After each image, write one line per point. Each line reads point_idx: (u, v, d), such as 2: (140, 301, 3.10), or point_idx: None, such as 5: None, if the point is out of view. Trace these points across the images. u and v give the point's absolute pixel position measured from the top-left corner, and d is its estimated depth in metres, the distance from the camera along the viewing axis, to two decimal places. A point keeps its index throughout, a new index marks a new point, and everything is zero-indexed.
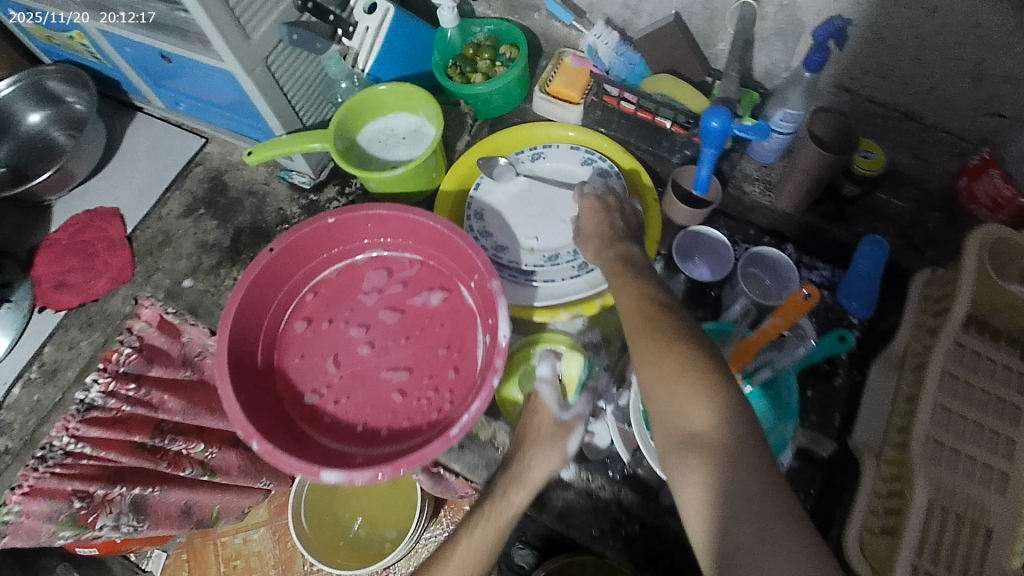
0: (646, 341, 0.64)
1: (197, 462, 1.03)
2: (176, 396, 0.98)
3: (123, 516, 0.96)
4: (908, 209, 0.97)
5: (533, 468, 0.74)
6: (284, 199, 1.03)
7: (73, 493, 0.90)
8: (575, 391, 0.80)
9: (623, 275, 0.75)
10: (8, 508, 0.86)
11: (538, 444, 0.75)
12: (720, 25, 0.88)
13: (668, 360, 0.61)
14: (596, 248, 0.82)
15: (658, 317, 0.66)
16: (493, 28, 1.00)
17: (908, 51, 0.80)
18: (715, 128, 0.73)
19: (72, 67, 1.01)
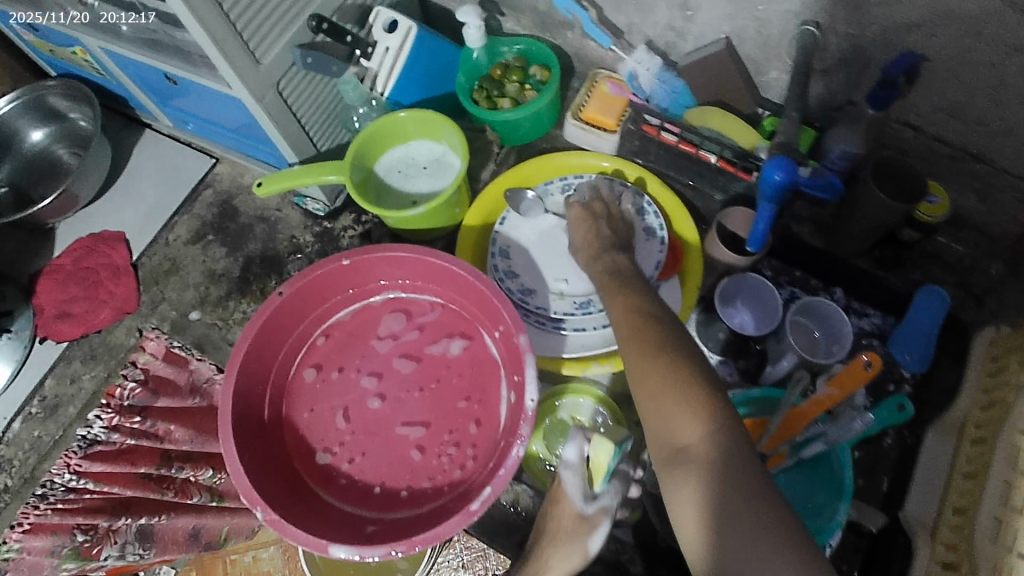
0: (634, 355, 0.63)
1: (206, 488, 0.91)
2: (184, 425, 0.90)
3: (129, 546, 0.85)
4: (969, 254, 0.88)
5: (551, 565, 0.70)
6: (297, 227, 0.98)
7: (76, 526, 0.82)
8: (601, 480, 0.70)
9: (615, 283, 0.74)
10: (8, 546, 0.82)
11: (557, 540, 0.70)
12: (775, 53, 0.80)
13: (653, 375, 0.60)
14: (586, 258, 0.80)
15: (646, 329, 0.65)
16: (522, 48, 0.93)
17: (984, 89, 0.71)
18: (777, 181, 0.67)
19: (74, 83, 0.95)
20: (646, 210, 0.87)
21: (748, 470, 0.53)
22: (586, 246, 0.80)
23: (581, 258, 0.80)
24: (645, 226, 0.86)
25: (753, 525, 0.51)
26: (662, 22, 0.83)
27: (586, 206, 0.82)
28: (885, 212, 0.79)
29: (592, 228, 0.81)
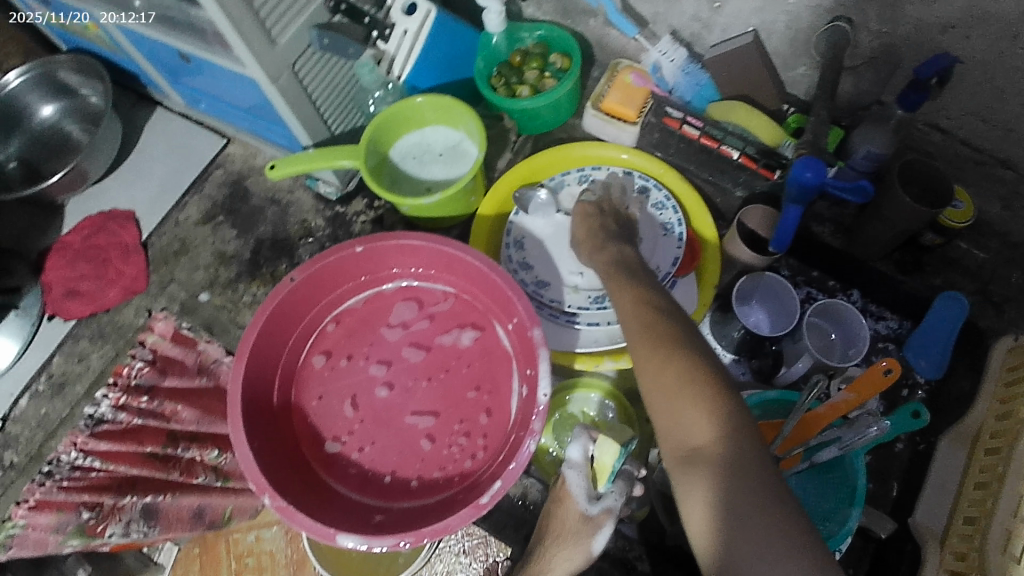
0: (644, 348, 0.61)
1: (211, 468, 0.90)
2: (190, 405, 0.90)
3: (133, 524, 0.84)
4: (990, 261, 0.87)
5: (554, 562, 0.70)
6: (308, 210, 0.96)
7: (82, 503, 0.83)
8: (604, 481, 0.69)
9: (619, 273, 0.72)
10: (14, 523, 0.82)
11: (561, 539, 0.70)
12: (803, 49, 0.78)
13: (665, 369, 0.58)
14: (588, 252, 0.77)
15: (657, 322, 0.63)
16: (543, 34, 0.91)
17: (1017, 95, 0.69)
18: (809, 179, 0.65)
19: (86, 59, 0.94)
20: (665, 205, 0.85)
21: (763, 469, 0.52)
22: (588, 240, 0.78)
23: (584, 254, 0.78)
24: (663, 221, 0.84)
25: (768, 526, 0.50)
26: (689, 13, 0.81)
27: (591, 203, 0.81)
28: (912, 216, 0.77)
29: (595, 225, 0.79)
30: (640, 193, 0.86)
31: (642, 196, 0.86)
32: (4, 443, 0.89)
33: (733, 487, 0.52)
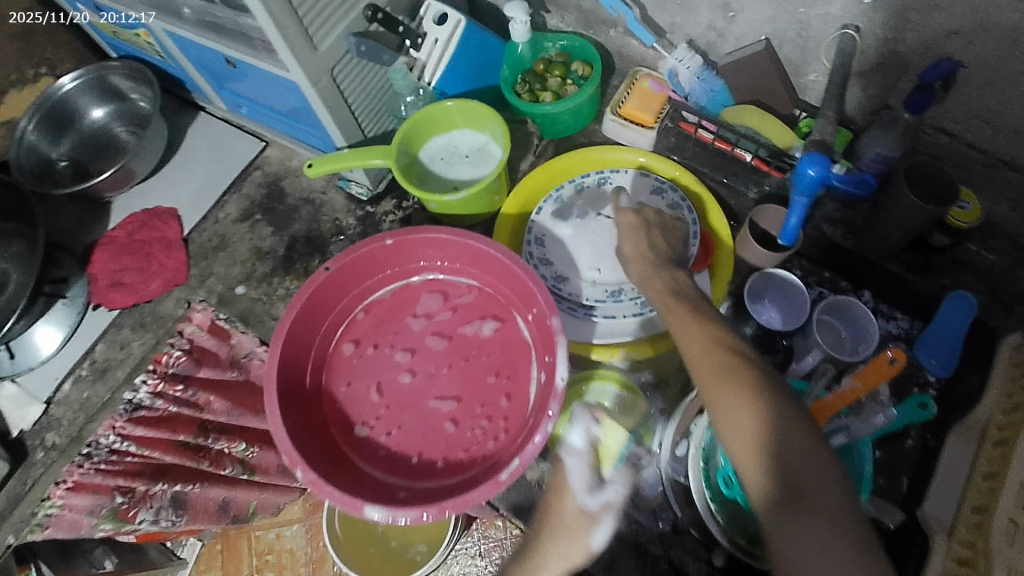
0: (724, 390, 0.60)
1: (237, 461, 1.00)
2: (222, 397, 0.96)
3: (162, 511, 0.95)
4: (1001, 263, 0.87)
5: (553, 551, 0.66)
6: (340, 210, 1.01)
7: (117, 488, 0.88)
8: (609, 465, 0.71)
9: (681, 305, 0.70)
10: (52, 502, 0.86)
11: (558, 530, 0.67)
12: (813, 55, 0.82)
13: (725, 404, 0.59)
14: (643, 270, 0.77)
15: (735, 362, 0.61)
16: (566, 43, 0.96)
17: (1021, 98, 0.73)
18: (811, 176, 0.68)
19: (138, 65, 1.01)
20: (680, 205, 0.89)
21: (839, 521, 0.52)
22: (638, 254, 0.79)
23: (636, 267, 0.78)
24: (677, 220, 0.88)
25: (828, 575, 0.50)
26: (704, 22, 0.86)
27: (640, 216, 0.82)
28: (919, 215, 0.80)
29: (647, 240, 0.79)
30: (655, 194, 0.90)
31: (659, 197, 0.90)
32: (47, 425, 0.94)
33: (800, 540, 0.52)
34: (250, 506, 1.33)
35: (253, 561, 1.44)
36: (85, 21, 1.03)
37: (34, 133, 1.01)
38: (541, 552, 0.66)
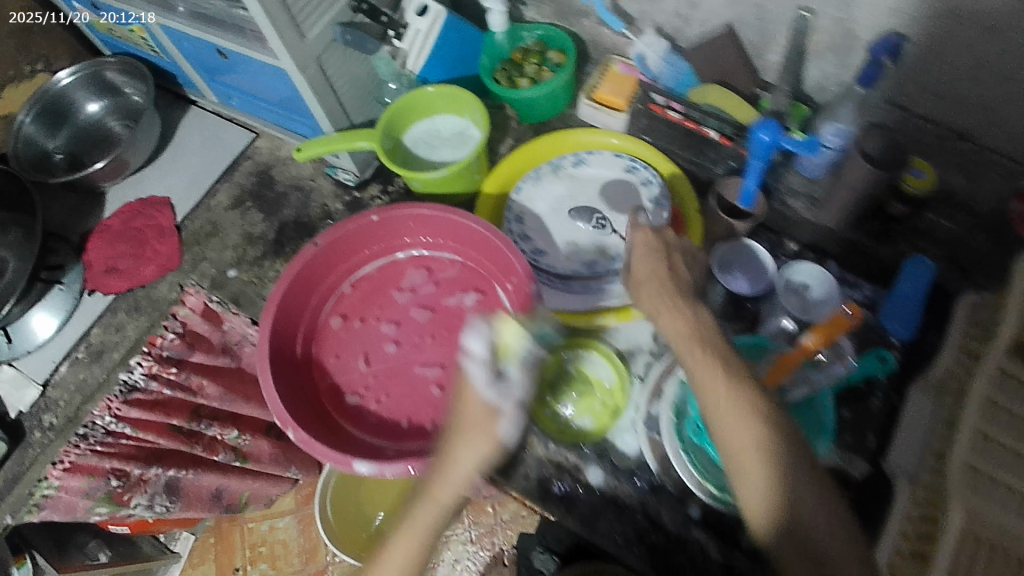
0: (759, 473, 0.62)
1: (230, 448, 1.11)
2: (214, 382, 1.03)
3: (157, 496, 1.05)
4: (957, 233, 0.90)
5: (462, 446, 0.65)
6: (328, 196, 1.05)
7: (110, 471, 0.98)
8: (509, 362, 0.69)
9: (709, 357, 0.69)
10: (49, 483, 0.92)
11: (464, 426, 0.65)
12: (772, 37, 0.87)
13: (743, 478, 0.63)
14: (667, 308, 0.73)
15: (770, 441, 0.63)
16: (542, 33, 1.01)
17: (964, 68, 0.78)
18: (764, 141, 0.74)
19: (130, 60, 1.05)
20: (651, 182, 0.95)
21: None
22: (658, 291, 0.75)
23: (656, 301, 0.75)
24: (649, 196, 0.94)
25: None
26: (671, 9, 0.92)
27: (655, 242, 0.79)
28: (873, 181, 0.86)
29: (666, 278, 0.76)
30: (629, 172, 0.96)
31: (632, 176, 0.96)
32: (44, 407, 0.96)
33: None
34: (242, 495, 1.32)
35: (246, 553, 1.45)
36: (81, 20, 1.07)
37: (31, 126, 1.05)
38: (450, 447, 0.65)
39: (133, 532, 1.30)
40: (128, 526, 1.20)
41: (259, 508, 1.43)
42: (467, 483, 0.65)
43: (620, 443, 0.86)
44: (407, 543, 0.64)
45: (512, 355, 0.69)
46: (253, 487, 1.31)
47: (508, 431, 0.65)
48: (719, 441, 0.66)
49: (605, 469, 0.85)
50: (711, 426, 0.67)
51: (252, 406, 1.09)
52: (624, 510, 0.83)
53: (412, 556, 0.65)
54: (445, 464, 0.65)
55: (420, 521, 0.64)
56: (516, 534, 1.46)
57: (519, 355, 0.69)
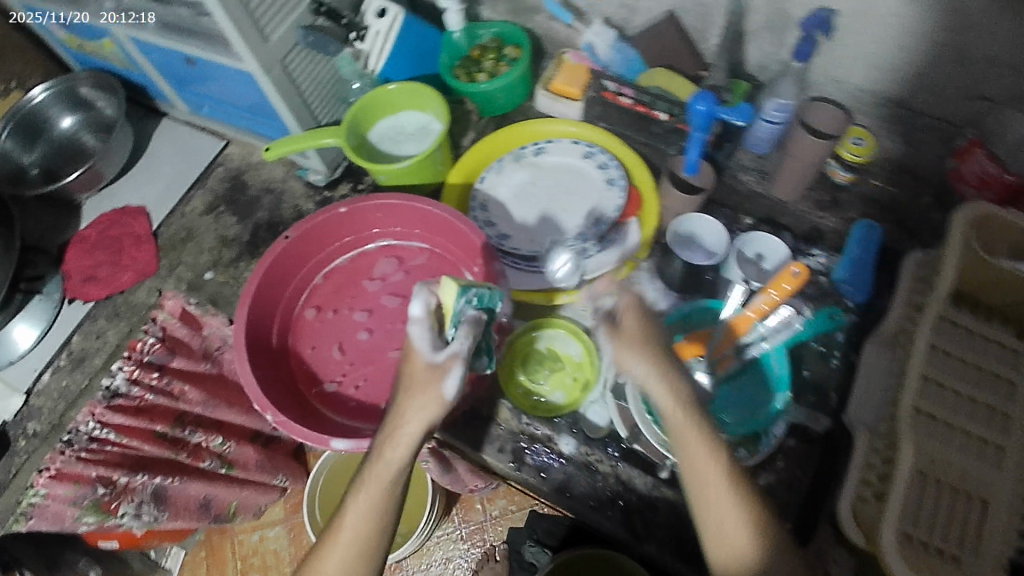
0: (743, 548, 0.64)
1: (216, 455, 1.08)
2: (196, 386, 1.02)
3: (144, 506, 1.01)
4: (903, 195, 0.98)
5: (409, 407, 0.66)
6: (300, 197, 1.09)
7: (97, 479, 0.93)
8: (451, 323, 0.69)
9: (699, 424, 0.67)
10: (36, 491, 0.90)
11: (411, 387, 0.67)
12: (712, 21, 0.92)
13: (722, 541, 0.65)
14: (655, 366, 0.69)
15: (756, 516, 0.65)
16: (498, 30, 1.05)
17: (893, 37, 0.82)
18: (701, 111, 0.77)
19: (102, 74, 1.10)
20: (608, 165, 0.99)
21: None
22: (643, 352, 0.70)
23: (640, 364, 0.69)
24: (606, 177, 0.98)
25: None
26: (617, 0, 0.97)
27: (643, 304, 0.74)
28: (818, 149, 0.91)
29: (653, 333, 0.71)
30: (587, 157, 1.00)
31: (590, 161, 1.00)
32: (27, 415, 0.97)
33: None
34: (231, 504, 1.27)
35: (238, 564, 1.45)
36: (53, 36, 1.12)
37: (8, 141, 1.10)
38: (399, 411, 0.67)
39: (121, 549, 1.28)
40: (115, 539, 1.20)
41: (249, 519, 1.42)
42: (416, 443, 0.66)
43: (588, 413, 0.89)
44: (367, 510, 0.66)
45: (454, 316, 0.69)
46: (242, 496, 1.28)
47: (451, 386, 0.66)
48: (702, 509, 0.66)
49: (577, 438, 0.88)
50: (694, 493, 0.67)
51: (236, 413, 1.09)
52: (598, 475, 0.86)
53: (373, 521, 0.66)
54: (395, 429, 0.66)
55: (376, 485, 0.65)
56: (506, 529, 1.47)
57: (462, 317, 0.69)
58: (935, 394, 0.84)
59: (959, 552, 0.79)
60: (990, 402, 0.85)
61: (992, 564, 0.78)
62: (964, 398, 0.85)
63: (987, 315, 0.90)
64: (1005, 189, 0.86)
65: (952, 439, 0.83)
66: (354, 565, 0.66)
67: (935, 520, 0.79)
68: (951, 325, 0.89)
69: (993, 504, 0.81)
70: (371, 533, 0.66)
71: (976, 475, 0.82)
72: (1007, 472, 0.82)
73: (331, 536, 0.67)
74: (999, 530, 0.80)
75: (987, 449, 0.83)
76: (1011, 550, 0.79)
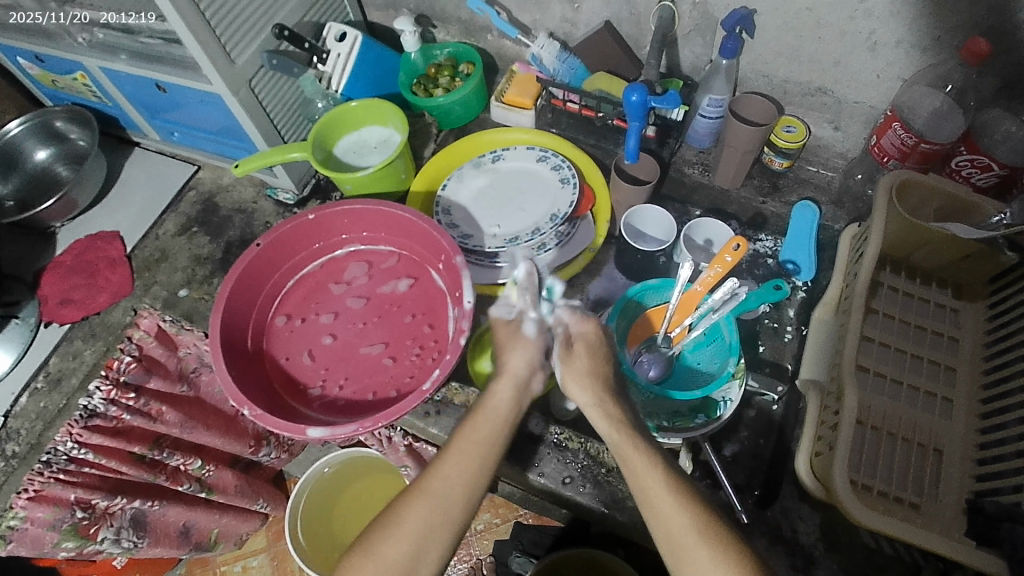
0: (696, 557, 0.57)
1: (195, 478, 1.08)
2: (174, 407, 0.98)
3: (124, 530, 1.00)
4: (837, 178, 1.07)
5: (513, 361, 0.73)
6: (270, 215, 1.16)
7: (76, 502, 0.91)
8: (513, 287, 0.78)
9: (639, 441, 0.65)
10: (14, 513, 0.85)
11: (506, 346, 0.75)
12: (646, 27, 1.01)
13: (687, 552, 0.57)
14: (598, 394, 0.70)
15: (705, 520, 0.59)
16: (451, 50, 1.14)
17: (808, 31, 0.90)
18: (635, 101, 0.89)
19: (77, 109, 1.20)
20: (561, 166, 1.04)
21: None
22: (586, 378, 0.72)
23: (583, 392, 0.71)
24: (561, 176, 1.03)
25: None
26: (558, 15, 1.06)
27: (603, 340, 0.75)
28: (748, 138, 0.98)
29: (599, 361, 0.73)
30: (541, 161, 1.06)
31: (544, 164, 1.05)
32: (5, 437, 0.99)
33: None
34: (211, 532, 1.24)
35: None
36: (26, 73, 1.21)
37: None
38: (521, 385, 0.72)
39: None
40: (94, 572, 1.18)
41: (230, 549, 1.36)
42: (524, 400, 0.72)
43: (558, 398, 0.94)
44: (477, 468, 0.65)
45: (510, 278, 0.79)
46: (223, 523, 1.25)
47: (536, 334, 0.74)
48: (653, 526, 0.60)
49: (546, 419, 0.92)
50: (646, 513, 0.61)
51: (214, 436, 1.05)
52: (567, 452, 0.90)
53: (458, 481, 0.64)
54: (523, 390, 0.72)
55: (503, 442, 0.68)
56: (492, 542, 1.36)
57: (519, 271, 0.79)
58: (878, 352, 0.90)
59: (917, 499, 0.82)
60: (933, 357, 0.90)
61: (951, 507, 0.81)
62: (907, 355, 0.90)
63: (925, 279, 0.96)
64: (922, 158, 0.90)
65: (899, 394, 0.88)
66: (426, 522, 0.62)
67: (891, 471, 0.83)
68: (890, 290, 0.94)
69: (946, 451, 0.84)
70: (452, 496, 0.64)
71: (925, 427, 0.86)
72: (956, 420, 0.86)
73: (406, 495, 0.65)
74: (954, 477, 0.82)
75: (934, 401, 0.88)
76: (968, 492, 0.81)
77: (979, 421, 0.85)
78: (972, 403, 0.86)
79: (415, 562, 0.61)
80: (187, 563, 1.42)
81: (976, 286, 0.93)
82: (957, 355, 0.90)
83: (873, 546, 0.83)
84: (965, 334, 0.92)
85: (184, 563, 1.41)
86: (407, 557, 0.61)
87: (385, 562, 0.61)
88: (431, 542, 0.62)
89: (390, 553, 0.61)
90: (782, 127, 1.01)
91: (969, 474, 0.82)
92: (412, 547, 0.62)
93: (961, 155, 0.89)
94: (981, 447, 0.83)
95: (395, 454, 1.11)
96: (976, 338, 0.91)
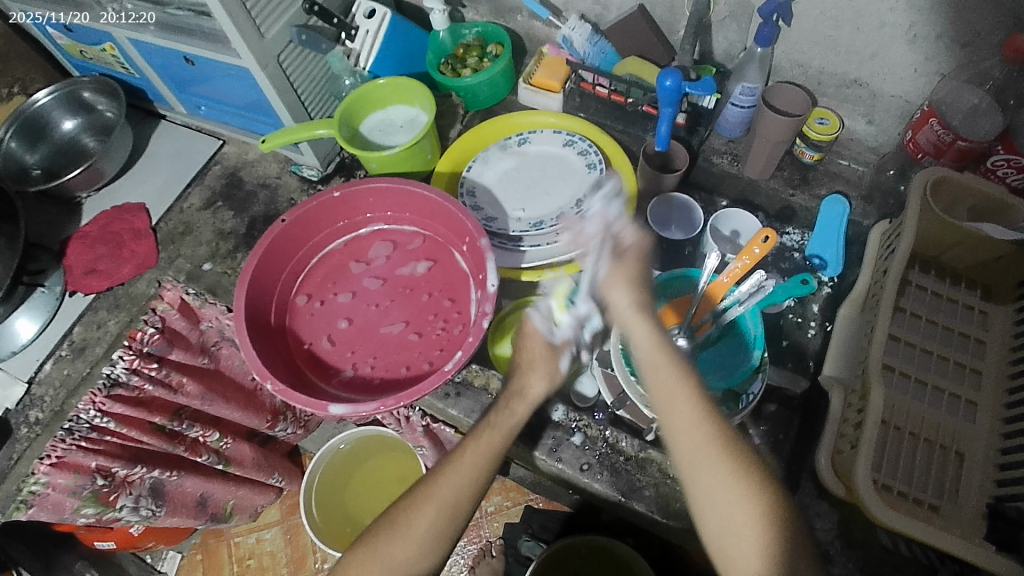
0: (717, 469, 0.60)
1: (213, 450, 1.08)
2: (195, 379, 0.98)
3: (143, 498, 1.00)
4: (868, 172, 1.05)
5: (532, 385, 0.72)
6: (294, 191, 1.17)
7: (96, 469, 0.91)
8: (565, 310, 0.76)
9: (671, 349, 0.67)
10: (36, 479, 0.86)
11: (533, 366, 0.73)
12: (679, 13, 0.99)
13: (708, 453, 0.61)
14: (636, 300, 0.70)
15: (728, 440, 0.61)
16: (480, 30, 1.13)
17: (845, 21, 0.89)
18: (669, 86, 0.88)
19: (105, 79, 1.21)
20: (588, 151, 1.03)
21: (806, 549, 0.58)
22: (631, 282, 0.70)
23: (624, 293, 0.70)
24: (587, 162, 1.02)
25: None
26: None
27: (651, 242, 0.73)
28: (778, 129, 0.96)
29: (645, 269, 0.72)
30: (568, 145, 1.05)
31: (571, 149, 1.04)
32: (29, 403, 1.00)
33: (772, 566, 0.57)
34: (227, 503, 1.25)
35: (234, 567, 1.41)
36: (55, 43, 1.22)
37: (14, 141, 1.22)
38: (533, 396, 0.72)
39: (117, 549, 1.25)
40: (112, 539, 1.20)
41: (245, 521, 1.38)
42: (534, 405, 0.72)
43: (578, 385, 0.95)
44: (469, 465, 0.67)
45: (568, 299, 0.76)
46: (239, 495, 1.26)
47: (568, 370, 0.74)
48: (673, 432, 0.63)
49: (565, 404, 0.92)
50: (666, 418, 0.64)
51: (233, 409, 1.05)
52: (586, 440, 0.90)
53: (466, 491, 0.66)
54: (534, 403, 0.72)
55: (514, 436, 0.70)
56: (502, 525, 1.37)
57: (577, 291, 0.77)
58: (903, 352, 0.89)
59: (937, 501, 0.81)
60: (958, 359, 0.89)
61: (971, 511, 0.80)
62: (932, 355, 0.89)
63: (953, 279, 0.94)
64: (959, 156, 0.89)
65: (923, 395, 0.87)
66: (432, 529, 0.64)
67: (912, 471, 0.83)
68: (918, 288, 0.93)
69: (968, 455, 0.83)
70: (460, 498, 0.66)
71: (948, 429, 0.85)
72: (979, 423, 0.85)
73: (413, 498, 0.66)
74: (975, 480, 0.81)
75: (958, 404, 0.86)
76: (988, 497, 0.80)
77: (1003, 425, 0.83)
78: (997, 407, 0.85)
79: (419, 565, 0.64)
80: (201, 533, 1.44)
81: (1006, 289, 0.91)
82: (984, 358, 0.89)
83: (889, 546, 0.82)
84: (992, 337, 0.90)
85: (199, 534, 1.43)
86: (412, 561, 0.64)
87: (393, 563, 0.64)
88: (431, 547, 0.64)
89: (396, 555, 0.64)
90: (815, 118, 1.00)
91: (990, 479, 0.81)
92: (418, 551, 0.64)
93: (997, 154, 0.88)
94: (1003, 451, 0.82)
95: (412, 434, 1.12)
96: (1003, 341, 0.89)
